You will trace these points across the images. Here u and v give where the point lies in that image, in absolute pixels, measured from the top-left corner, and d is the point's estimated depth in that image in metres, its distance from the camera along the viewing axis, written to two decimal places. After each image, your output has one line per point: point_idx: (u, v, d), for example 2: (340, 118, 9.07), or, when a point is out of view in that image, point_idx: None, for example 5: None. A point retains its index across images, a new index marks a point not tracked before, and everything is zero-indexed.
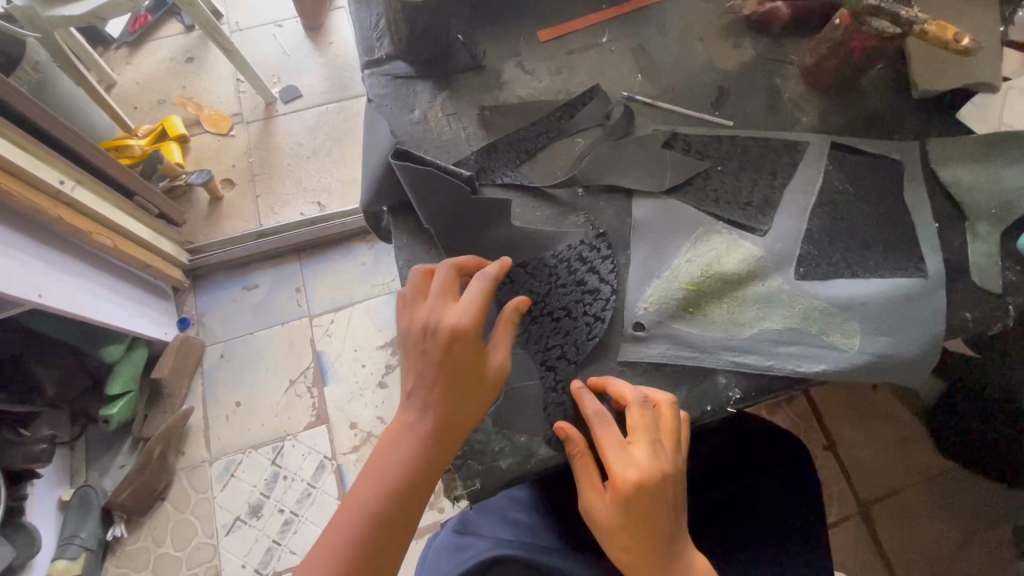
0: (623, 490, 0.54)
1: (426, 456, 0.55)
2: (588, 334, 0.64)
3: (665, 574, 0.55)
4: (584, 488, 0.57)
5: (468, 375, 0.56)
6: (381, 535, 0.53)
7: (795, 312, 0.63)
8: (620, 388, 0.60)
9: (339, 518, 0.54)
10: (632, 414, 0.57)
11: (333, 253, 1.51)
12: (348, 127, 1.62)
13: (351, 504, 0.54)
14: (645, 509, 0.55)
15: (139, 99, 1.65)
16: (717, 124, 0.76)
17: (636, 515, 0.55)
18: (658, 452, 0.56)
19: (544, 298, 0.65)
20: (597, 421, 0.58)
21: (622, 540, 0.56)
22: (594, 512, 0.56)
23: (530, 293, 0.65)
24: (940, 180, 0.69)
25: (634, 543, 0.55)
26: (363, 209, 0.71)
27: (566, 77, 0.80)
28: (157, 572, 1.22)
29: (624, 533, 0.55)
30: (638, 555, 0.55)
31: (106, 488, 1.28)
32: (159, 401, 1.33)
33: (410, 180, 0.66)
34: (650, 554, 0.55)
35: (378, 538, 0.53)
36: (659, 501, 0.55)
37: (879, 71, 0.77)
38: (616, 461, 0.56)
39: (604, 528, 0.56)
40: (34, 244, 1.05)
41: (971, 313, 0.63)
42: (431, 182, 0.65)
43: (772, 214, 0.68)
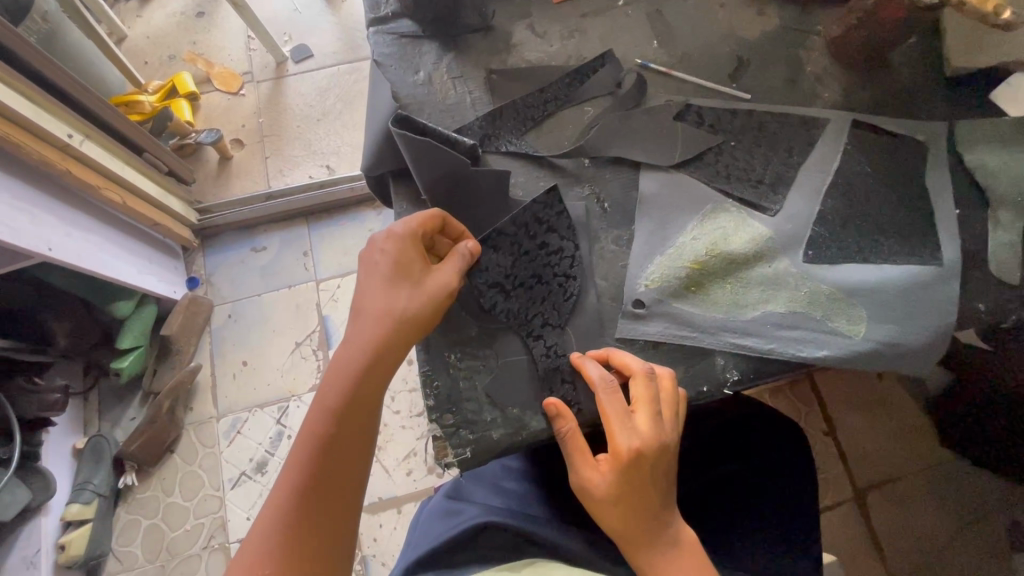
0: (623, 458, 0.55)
1: (365, 367, 0.58)
2: (564, 295, 0.64)
3: (657, 542, 0.56)
4: (582, 456, 0.57)
5: (399, 293, 0.59)
6: (333, 449, 0.56)
7: (800, 296, 0.61)
8: (625, 358, 0.59)
9: (297, 446, 0.56)
10: (637, 384, 0.57)
11: (341, 218, 1.50)
12: (358, 89, 1.58)
13: (305, 431, 0.57)
14: (642, 477, 0.55)
15: (150, 53, 1.62)
16: (733, 97, 0.72)
17: (633, 484, 0.55)
18: (659, 422, 0.56)
19: (512, 271, 0.64)
20: (603, 390, 0.57)
21: (617, 510, 0.56)
22: (592, 480, 0.56)
23: (499, 270, 0.64)
24: (965, 164, 0.66)
25: (629, 512, 0.56)
26: (363, 173, 0.70)
27: (578, 42, 0.76)
28: (166, 520, 1.27)
29: (621, 502, 0.55)
30: (631, 525, 0.56)
31: (117, 438, 1.32)
32: (167, 357, 1.35)
33: (409, 148, 0.64)
34: (643, 524, 0.56)
35: (331, 452, 0.55)
36: (654, 472, 0.56)
37: (912, 45, 0.73)
38: (617, 429, 0.56)
39: (600, 496, 0.56)
40: (43, 196, 1.06)
41: (985, 305, 0.61)
42: (431, 150, 0.64)
43: (785, 194, 0.66)
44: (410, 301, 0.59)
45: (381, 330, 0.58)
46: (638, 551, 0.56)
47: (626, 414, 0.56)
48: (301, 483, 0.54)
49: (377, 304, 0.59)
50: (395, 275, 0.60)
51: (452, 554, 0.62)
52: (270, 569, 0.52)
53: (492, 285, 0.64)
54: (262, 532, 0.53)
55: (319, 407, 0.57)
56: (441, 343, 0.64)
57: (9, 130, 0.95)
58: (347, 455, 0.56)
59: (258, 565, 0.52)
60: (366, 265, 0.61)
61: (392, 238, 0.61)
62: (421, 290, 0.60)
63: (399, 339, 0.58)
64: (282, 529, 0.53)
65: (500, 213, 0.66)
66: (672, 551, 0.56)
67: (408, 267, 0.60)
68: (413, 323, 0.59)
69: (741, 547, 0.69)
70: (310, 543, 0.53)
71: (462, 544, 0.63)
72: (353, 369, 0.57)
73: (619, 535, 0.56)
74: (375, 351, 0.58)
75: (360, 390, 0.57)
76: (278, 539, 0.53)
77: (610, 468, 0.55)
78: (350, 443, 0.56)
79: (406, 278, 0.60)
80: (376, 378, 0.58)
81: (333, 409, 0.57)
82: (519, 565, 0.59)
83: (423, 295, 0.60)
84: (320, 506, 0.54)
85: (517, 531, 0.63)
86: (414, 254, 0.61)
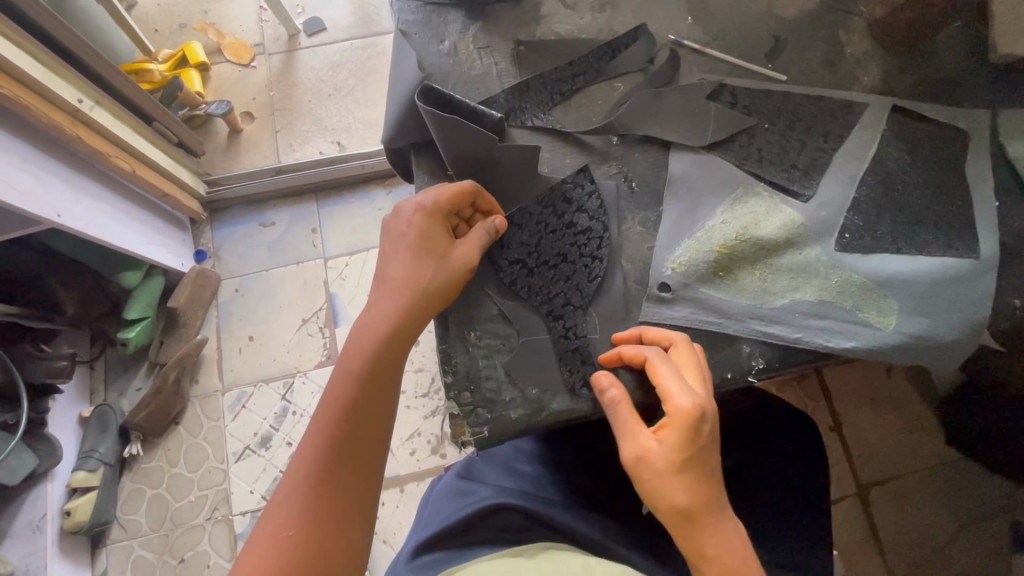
0: (687, 416, 0.50)
1: (389, 336, 0.58)
2: (587, 276, 0.63)
3: (718, 520, 0.51)
4: (637, 425, 0.53)
5: (423, 266, 0.59)
6: (356, 415, 0.55)
7: (830, 286, 0.60)
8: (661, 332, 0.58)
9: (319, 412, 0.56)
10: (680, 352, 0.56)
11: (352, 195, 1.48)
12: (372, 64, 1.55)
13: (328, 397, 0.56)
14: (702, 441, 0.51)
15: (160, 21, 1.59)
16: (769, 78, 0.70)
17: (695, 450, 0.51)
18: (707, 386, 0.54)
19: (536, 250, 0.64)
20: (651, 355, 0.55)
21: (682, 481, 0.50)
22: (650, 447, 0.51)
23: (521, 250, 0.64)
24: (1007, 154, 0.64)
25: (692, 482, 0.50)
26: (384, 145, 0.68)
27: (609, 15, 0.74)
28: (170, 490, 1.27)
29: (686, 468, 0.50)
30: (696, 498, 0.50)
31: (123, 408, 1.32)
32: (174, 329, 1.34)
33: (434, 122, 0.61)
34: (707, 498, 0.51)
35: (354, 418, 0.55)
36: (711, 441, 0.52)
37: (955, 30, 0.70)
38: (673, 388, 0.52)
39: (663, 464, 0.50)
40: (51, 162, 1.04)
41: (1020, 301, 0.59)
42: (456, 123, 0.61)
43: (819, 180, 0.64)
44: (433, 276, 0.59)
45: (406, 299, 0.58)
46: (703, 533, 0.50)
47: (679, 375, 0.53)
48: (324, 449, 0.54)
49: (400, 276, 0.59)
50: (420, 249, 0.60)
51: (462, 534, 0.61)
52: (291, 534, 0.51)
53: (514, 264, 0.63)
54: (284, 498, 0.53)
55: (342, 375, 0.57)
56: (461, 321, 0.63)
57: (18, 91, 0.93)
58: (370, 421, 0.56)
59: (281, 528, 0.51)
60: (392, 237, 0.61)
61: (418, 211, 0.60)
62: (445, 265, 0.60)
63: (421, 310, 0.58)
64: (303, 496, 0.52)
65: (526, 190, 0.65)
66: (734, 531, 0.51)
67: (434, 242, 0.60)
68: (434, 298, 0.59)
69: (754, 538, 0.69)
70: (330, 509, 0.53)
71: (473, 524, 0.62)
72: (376, 337, 0.57)
73: (684, 514, 0.50)
74: (400, 320, 0.58)
75: (383, 357, 0.57)
76: (301, 504, 0.52)
77: (670, 433, 0.51)
78: (372, 411, 0.56)
79: (432, 252, 0.60)
80: (399, 347, 0.58)
81: (355, 376, 0.56)
82: (531, 545, 0.58)
83: (446, 271, 0.59)
84: (341, 473, 0.54)
85: (527, 513, 0.62)
86: (439, 229, 0.60)
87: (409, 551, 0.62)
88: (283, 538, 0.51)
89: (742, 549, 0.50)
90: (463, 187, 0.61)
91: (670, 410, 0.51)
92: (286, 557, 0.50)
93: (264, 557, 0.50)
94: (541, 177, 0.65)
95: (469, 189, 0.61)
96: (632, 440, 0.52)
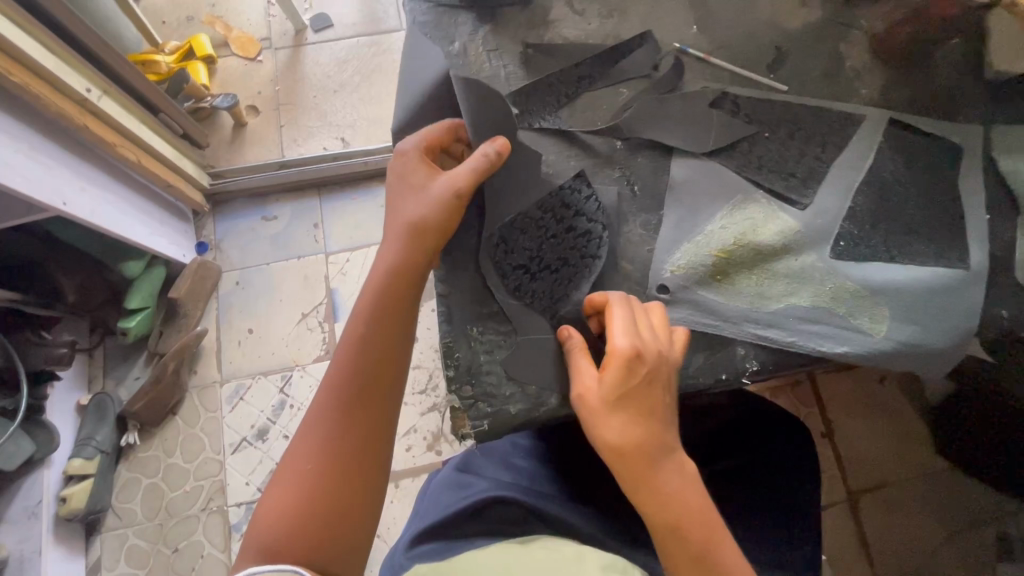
0: (618, 359, 0.54)
1: (393, 287, 0.62)
2: (589, 277, 0.64)
3: (657, 462, 0.54)
4: (586, 367, 0.57)
5: (412, 204, 0.63)
6: (365, 358, 0.60)
7: (824, 292, 0.61)
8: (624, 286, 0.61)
9: (335, 357, 0.61)
10: (637, 307, 0.59)
11: (355, 191, 1.49)
12: (378, 61, 1.56)
13: (342, 343, 0.61)
14: (639, 387, 0.54)
15: (168, 14, 1.60)
16: (770, 88, 0.72)
17: (632, 391, 0.54)
18: (655, 336, 0.57)
19: (538, 254, 0.65)
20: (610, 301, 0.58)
21: (621, 417, 0.54)
22: (589, 390, 0.56)
23: (524, 252, 0.65)
24: (999, 169, 0.66)
25: (630, 424, 0.54)
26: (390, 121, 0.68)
27: (616, 22, 0.75)
28: (166, 480, 1.28)
29: (620, 409, 0.54)
30: (634, 435, 0.54)
31: (121, 396, 1.33)
32: (174, 319, 1.35)
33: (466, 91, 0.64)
34: (644, 438, 0.54)
35: (363, 361, 0.60)
36: (654, 384, 0.55)
37: (954, 46, 0.71)
38: (616, 330, 0.56)
39: (600, 405, 0.54)
40: (58, 150, 1.05)
41: (1008, 311, 0.61)
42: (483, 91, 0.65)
43: (816, 189, 0.65)
44: (416, 207, 0.62)
45: (400, 249, 0.62)
46: (638, 469, 0.54)
47: (628, 321, 0.56)
48: (337, 389, 0.59)
49: (393, 221, 0.63)
50: (407, 190, 0.63)
51: (462, 526, 0.63)
52: (309, 467, 0.57)
53: (518, 266, 0.65)
54: (306, 432, 0.58)
55: (353, 322, 0.62)
56: (462, 316, 0.65)
57: (27, 79, 0.94)
58: (378, 366, 0.60)
59: (304, 461, 0.57)
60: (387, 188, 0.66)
61: (402, 156, 0.64)
62: (424, 200, 0.62)
63: (415, 245, 0.62)
64: (319, 432, 0.58)
65: (531, 190, 0.66)
66: (670, 471, 0.54)
67: (415, 180, 0.63)
68: (424, 236, 0.62)
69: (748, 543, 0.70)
70: (344, 446, 0.58)
71: (470, 516, 0.64)
72: (381, 288, 0.62)
73: (621, 449, 0.54)
74: (400, 269, 0.62)
75: (390, 306, 0.62)
76: (319, 441, 0.58)
77: (610, 372, 0.54)
78: (379, 353, 0.61)
79: (412, 190, 0.63)
80: (402, 293, 0.62)
81: (364, 320, 0.61)
82: (525, 538, 0.59)
83: (432, 201, 0.62)
84: (354, 412, 0.59)
85: (527, 507, 0.63)
86: (420, 167, 0.63)
87: (408, 541, 0.64)
88: (304, 470, 0.57)
89: (674, 488, 0.54)
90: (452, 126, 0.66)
91: (611, 351, 0.55)
92: (307, 486, 0.56)
93: (289, 486, 0.56)
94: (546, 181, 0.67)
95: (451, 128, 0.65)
96: (579, 379, 0.56)
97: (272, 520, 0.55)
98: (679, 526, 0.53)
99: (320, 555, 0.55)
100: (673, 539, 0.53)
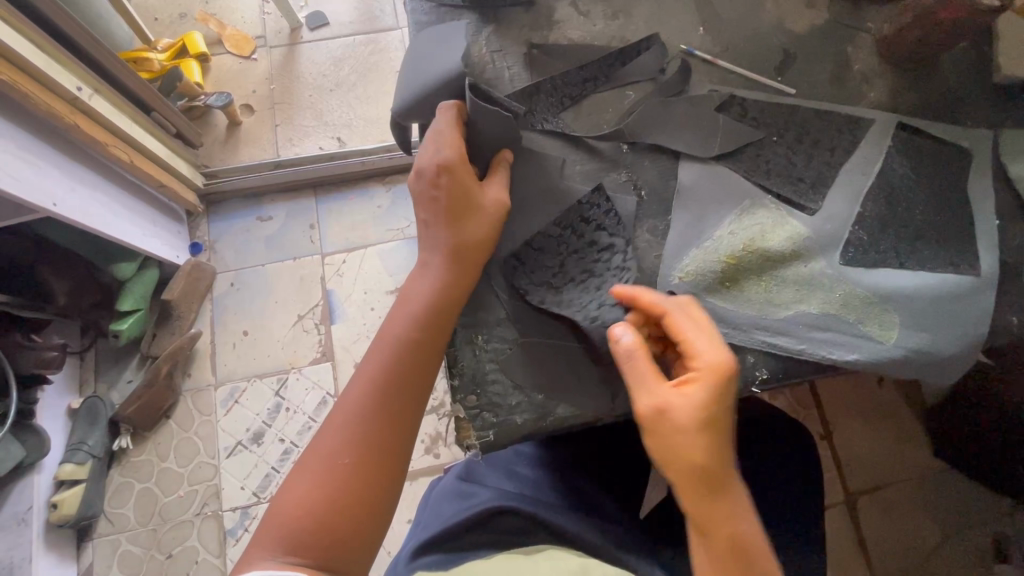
0: (711, 372, 0.53)
1: (445, 289, 0.60)
2: (607, 294, 0.63)
3: (728, 484, 0.53)
4: (657, 377, 0.54)
5: (466, 219, 0.61)
6: (412, 356, 0.59)
7: (834, 299, 0.61)
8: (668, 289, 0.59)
9: (377, 352, 0.60)
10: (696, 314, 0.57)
11: (351, 192, 1.47)
12: (374, 61, 1.54)
13: (386, 338, 0.60)
14: (723, 402, 0.53)
15: (160, 11, 1.57)
16: (778, 91, 0.71)
17: (717, 406, 0.53)
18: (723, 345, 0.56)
19: (560, 269, 0.64)
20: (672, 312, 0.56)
21: (703, 437, 0.52)
22: (673, 405, 0.53)
23: (545, 269, 0.64)
24: (1007, 173, 0.65)
25: (713, 443, 0.52)
26: (394, 124, 0.70)
27: (622, 23, 0.74)
28: (160, 485, 1.26)
29: (706, 426, 0.52)
30: (713, 456, 0.52)
31: (113, 400, 1.30)
32: (167, 322, 1.33)
33: (474, 97, 0.61)
34: (721, 458, 0.53)
35: (410, 358, 0.59)
36: (732, 401, 0.54)
37: (961, 50, 0.71)
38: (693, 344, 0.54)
39: (686, 421, 0.52)
40: (49, 149, 1.03)
41: (1017, 319, 0.60)
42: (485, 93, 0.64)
43: (825, 193, 0.64)
44: (476, 225, 0.61)
45: (452, 255, 0.61)
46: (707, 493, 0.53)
47: (705, 331, 0.55)
48: (382, 386, 0.58)
49: (442, 233, 0.61)
50: (457, 204, 0.61)
51: (463, 535, 0.62)
52: (347, 461, 0.56)
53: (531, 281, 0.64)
54: (344, 424, 0.57)
55: (401, 317, 0.61)
56: (469, 324, 0.64)
57: (16, 75, 0.92)
58: (423, 365, 0.60)
59: (339, 454, 0.56)
60: (421, 197, 0.62)
61: (444, 166, 0.61)
62: (482, 213, 0.61)
63: (471, 255, 0.61)
64: (358, 428, 0.57)
65: (545, 205, 0.66)
66: (739, 493, 0.54)
67: (465, 193, 0.61)
68: (484, 246, 0.61)
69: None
70: (382, 444, 0.57)
71: (473, 527, 0.63)
72: (431, 288, 0.60)
73: (701, 469, 0.52)
74: (451, 272, 0.61)
75: (439, 306, 0.60)
76: (357, 435, 0.57)
77: (696, 387, 0.53)
78: (425, 354, 0.60)
79: (467, 205, 0.61)
80: (452, 293, 0.61)
81: (414, 319, 0.60)
82: (529, 549, 0.58)
83: (490, 214, 0.62)
84: (395, 413, 0.58)
85: (530, 516, 0.63)
86: (467, 179, 0.61)
87: (410, 551, 0.63)
88: (340, 464, 0.56)
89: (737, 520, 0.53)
90: (467, 122, 0.63)
91: (699, 363, 0.53)
92: (342, 481, 0.55)
93: (323, 477, 0.55)
94: (558, 196, 0.66)
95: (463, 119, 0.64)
96: (656, 392, 0.54)
97: (300, 508, 0.54)
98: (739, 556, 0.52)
99: (344, 552, 0.54)
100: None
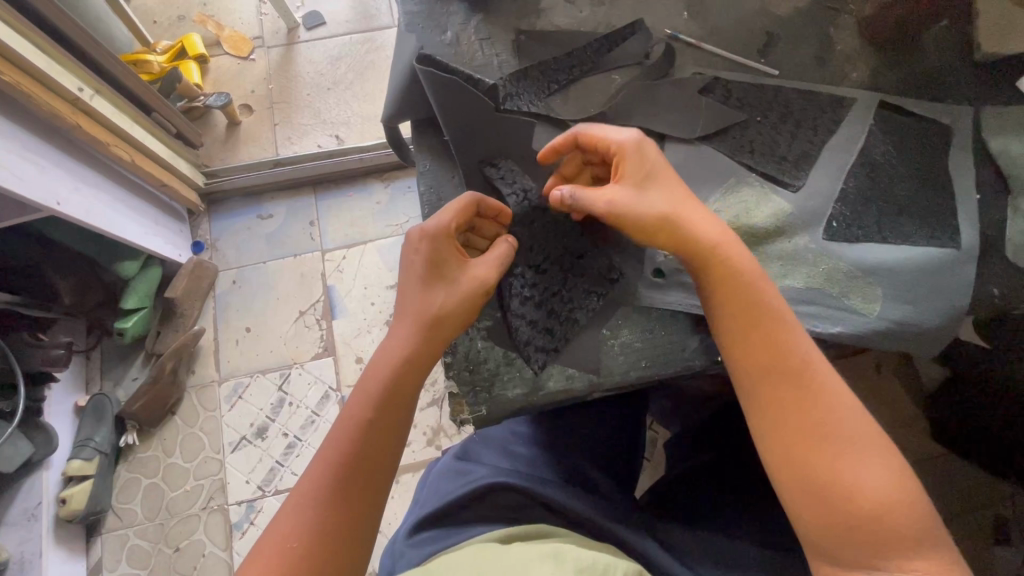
0: (619, 148, 0.61)
1: (419, 330, 0.60)
2: (599, 271, 0.67)
3: (681, 206, 0.60)
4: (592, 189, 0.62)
5: (438, 296, 0.61)
6: (391, 382, 0.59)
7: (818, 272, 0.62)
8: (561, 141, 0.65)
9: (362, 381, 0.60)
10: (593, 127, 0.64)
11: (349, 189, 1.49)
12: (371, 59, 1.56)
13: (372, 369, 0.60)
14: (636, 164, 0.61)
15: (159, 14, 1.59)
16: (762, 73, 0.72)
17: (635, 170, 0.61)
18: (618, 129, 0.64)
19: (552, 251, 0.68)
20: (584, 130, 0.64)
21: (650, 194, 0.60)
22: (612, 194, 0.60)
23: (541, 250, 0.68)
24: (989, 149, 0.66)
25: (654, 195, 0.60)
26: (384, 121, 0.73)
27: (608, 9, 0.76)
28: (166, 480, 1.28)
29: (640, 187, 0.60)
30: (668, 202, 0.60)
31: (120, 397, 1.33)
32: (170, 320, 1.35)
33: (438, 74, 0.67)
34: (677, 201, 0.60)
35: (389, 385, 0.59)
36: (643, 158, 0.61)
37: (943, 29, 0.72)
38: (614, 136, 0.62)
39: (631, 195, 0.60)
40: (53, 150, 1.05)
41: (999, 289, 0.61)
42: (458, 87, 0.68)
43: (807, 172, 0.66)
44: (446, 297, 0.61)
45: (427, 290, 0.61)
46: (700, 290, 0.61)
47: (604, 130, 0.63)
48: (363, 419, 0.58)
49: (413, 304, 0.61)
50: (432, 277, 0.61)
51: (458, 512, 0.65)
52: (327, 486, 0.55)
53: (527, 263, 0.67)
54: (327, 446, 0.57)
55: (358, 396, 0.59)
56: None
57: (19, 78, 0.94)
58: (402, 392, 0.59)
59: (322, 480, 0.55)
60: (404, 269, 0.63)
61: (434, 244, 0.62)
62: (454, 289, 0.61)
63: (427, 297, 0.60)
64: (318, 509, 0.54)
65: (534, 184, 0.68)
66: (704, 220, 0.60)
67: (443, 266, 0.62)
68: (451, 322, 0.60)
69: (772, 524, 0.67)
70: (360, 469, 0.56)
71: (470, 503, 0.65)
72: (411, 315, 0.60)
73: (670, 213, 0.59)
74: (424, 310, 0.60)
75: (414, 340, 0.60)
76: (337, 462, 0.56)
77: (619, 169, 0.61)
78: (405, 379, 0.60)
79: (440, 277, 0.61)
80: (423, 323, 0.60)
81: (371, 399, 0.58)
82: (522, 526, 0.60)
83: (464, 290, 0.61)
84: (377, 457, 0.57)
85: (524, 491, 0.64)
86: (448, 250, 0.62)
87: (409, 527, 0.66)
88: (320, 487, 0.55)
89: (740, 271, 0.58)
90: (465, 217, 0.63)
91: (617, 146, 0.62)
92: (319, 508, 0.54)
93: (307, 502, 0.54)
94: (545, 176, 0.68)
95: (442, 102, 0.68)
96: (601, 194, 0.61)
97: (290, 534, 0.53)
98: (763, 334, 0.56)
99: None
100: (777, 363, 0.55)
